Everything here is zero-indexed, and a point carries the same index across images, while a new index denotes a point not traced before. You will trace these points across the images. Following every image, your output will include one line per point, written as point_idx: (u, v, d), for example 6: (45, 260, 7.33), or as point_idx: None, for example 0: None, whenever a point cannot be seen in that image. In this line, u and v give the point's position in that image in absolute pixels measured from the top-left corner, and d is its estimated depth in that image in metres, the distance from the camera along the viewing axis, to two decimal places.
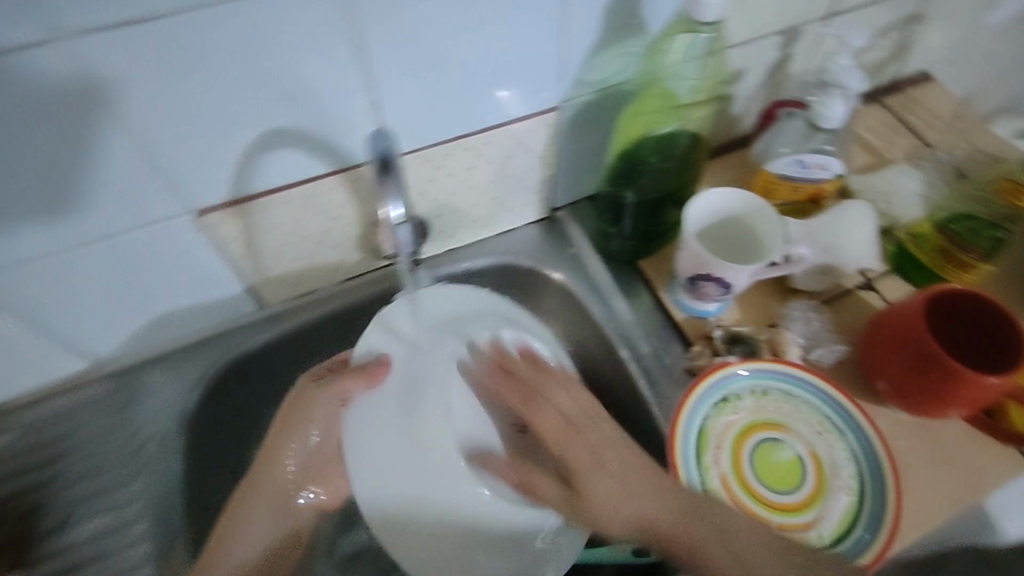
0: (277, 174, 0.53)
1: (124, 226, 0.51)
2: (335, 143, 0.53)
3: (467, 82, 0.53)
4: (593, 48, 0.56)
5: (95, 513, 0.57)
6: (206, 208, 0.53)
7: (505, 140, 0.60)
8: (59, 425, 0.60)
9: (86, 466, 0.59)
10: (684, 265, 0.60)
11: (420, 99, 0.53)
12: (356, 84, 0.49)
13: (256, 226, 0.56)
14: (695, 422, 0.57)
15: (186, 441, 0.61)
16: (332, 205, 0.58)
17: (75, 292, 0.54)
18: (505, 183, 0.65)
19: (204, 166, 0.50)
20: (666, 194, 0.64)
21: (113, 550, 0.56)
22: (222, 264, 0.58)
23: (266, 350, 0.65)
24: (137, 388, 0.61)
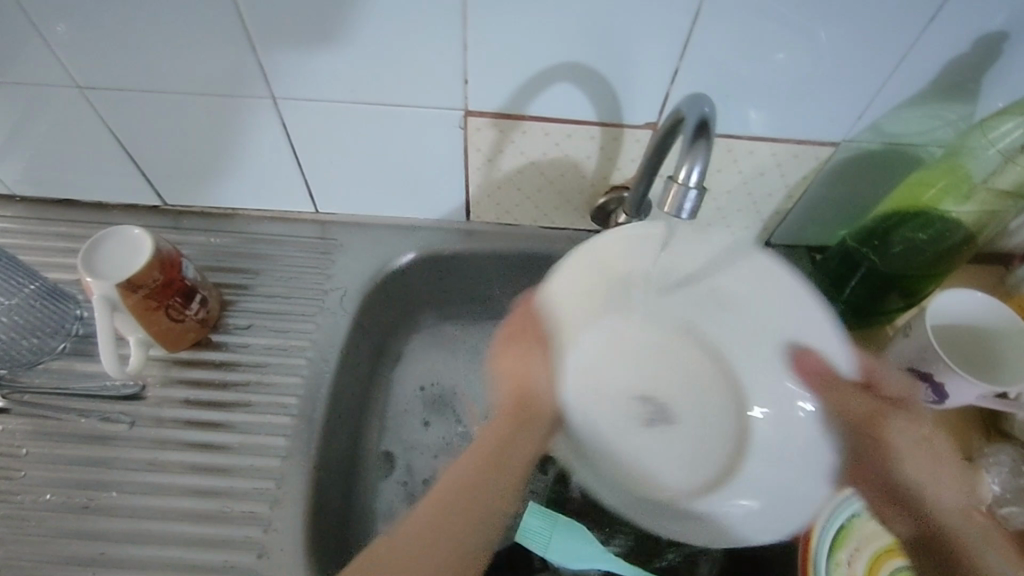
0: (550, 106, 0.54)
1: (403, 101, 0.55)
2: (613, 97, 0.53)
3: (763, 87, 0.52)
4: (905, 102, 0.52)
5: (271, 330, 0.63)
6: (476, 111, 0.55)
7: (767, 156, 0.58)
8: (275, 246, 0.68)
9: (279, 289, 0.66)
10: (896, 353, 0.55)
11: (711, 85, 0.52)
12: (663, 51, 0.49)
13: (505, 145, 0.58)
14: None
15: (362, 304, 0.66)
16: (578, 153, 0.58)
17: (335, 141, 0.59)
18: (741, 199, 0.63)
19: (493, 75, 0.52)
20: (912, 275, 0.58)
21: (276, 366, 0.61)
22: (458, 167, 0.61)
23: (455, 260, 0.68)
24: (341, 243, 0.68)
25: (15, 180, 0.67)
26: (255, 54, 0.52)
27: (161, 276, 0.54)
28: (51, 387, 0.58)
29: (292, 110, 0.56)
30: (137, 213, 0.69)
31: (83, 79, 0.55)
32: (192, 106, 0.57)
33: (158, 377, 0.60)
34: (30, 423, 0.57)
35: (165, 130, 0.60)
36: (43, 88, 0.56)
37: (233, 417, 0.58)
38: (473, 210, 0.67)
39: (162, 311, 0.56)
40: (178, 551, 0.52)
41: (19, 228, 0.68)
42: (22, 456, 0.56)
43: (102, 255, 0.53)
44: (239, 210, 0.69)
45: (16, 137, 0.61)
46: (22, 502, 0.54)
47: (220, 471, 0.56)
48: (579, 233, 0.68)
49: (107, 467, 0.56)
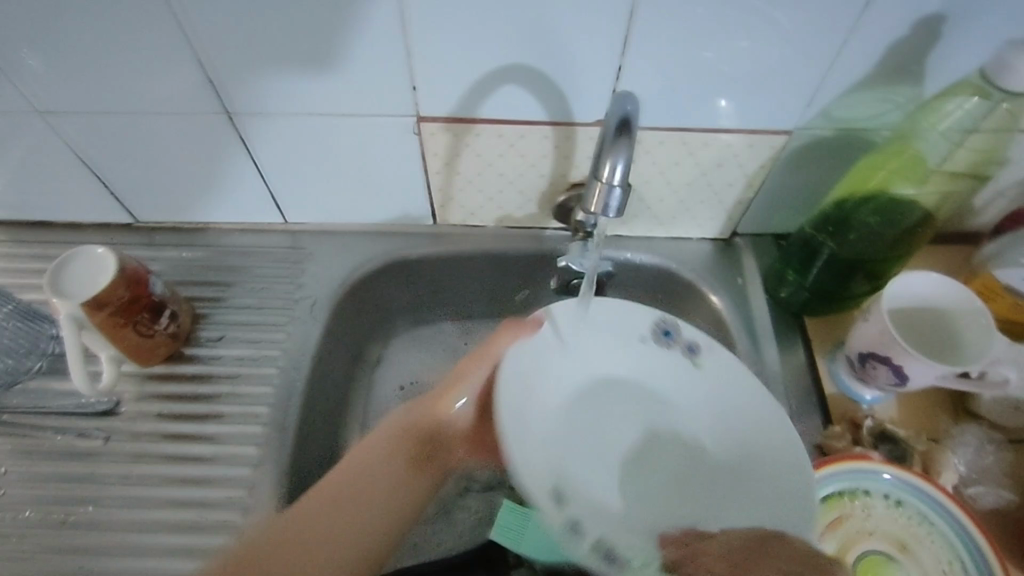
0: (500, 108, 0.55)
1: (356, 109, 0.55)
2: (563, 96, 0.53)
3: (710, 79, 0.52)
4: (854, 86, 0.52)
5: (243, 341, 0.64)
6: (428, 117, 0.56)
7: (722, 147, 0.58)
8: (246, 258, 0.69)
9: (249, 300, 0.67)
10: (858, 338, 0.55)
11: (658, 80, 0.52)
12: (606, 47, 0.49)
13: (460, 149, 0.59)
14: None
15: (332, 312, 0.66)
16: (534, 153, 0.59)
17: (294, 153, 0.60)
18: (701, 190, 0.63)
19: (441, 80, 0.52)
20: (868, 262, 0.58)
21: (247, 376, 0.62)
22: (418, 173, 0.62)
23: (423, 264, 0.69)
24: (310, 252, 0.69)
25: None
26: (206, 71, 0.53)
27: (126, 294, 0.55)
28: (28, 406, 0.59)
29: (248, 124, 0.57)
30: (110, 231, 0.70)
31: (42, 103, 0.56)
32: (151, 125, 0.58)
33: (133, 392, 0.61)
34: (9, 442, 0.58)
35: (128, 150, 0.61)
36: (4, 114, 0.57)
37: (206, 428, 0.59)
38: (438, 213, 0.67)
39: (130, 327, 0.57)
40: (153, 562, 0.53)
41: None
42: (2, 475, 0.57)
43: (69, 275, 0.54)
44: (209, 223, 0.70)
45: None
46: (3, 520, 0.55)
47: (194, 482, 0.57)
48: (545, 231, 0.69)
49: (85, 482, 0.57)
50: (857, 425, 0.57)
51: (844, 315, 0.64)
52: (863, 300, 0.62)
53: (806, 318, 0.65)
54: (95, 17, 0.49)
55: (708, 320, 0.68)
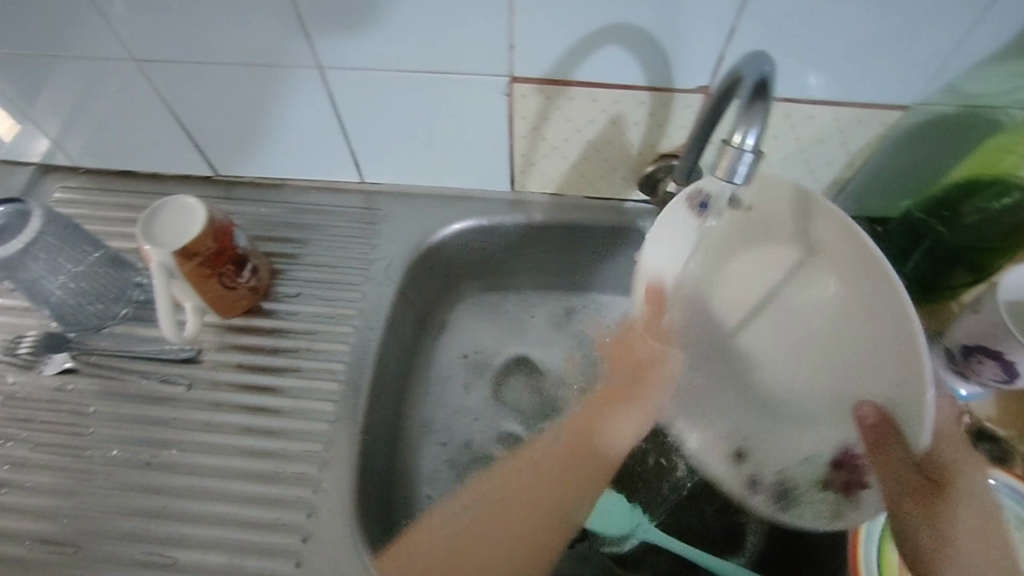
0: (598, 70, 0.53)
1: (450, 67, 0.54)
2: (665, 60, 0.51)
3: (826, 46, 0.49)
4: (984, 60, 0.48)
5: (319, 299, 0.64)
6: (522, 78, 0.54)
7: (827, 121, 0.55)
8: (322, 216, 0.69)
9: (325, 259, 0.67)
10: (963, 330, 0.52)
11: (770, 46, 0.49)
12: (717, 9, 0.47)
13: (550, 112, 0.57)
14: None
15: (407, 274, 0.66)
16: (626, 120, 0.57)
17: (380, 109, 0.59)
18: (798, 167, 0.60)
19: (541, 36, 0.50)
20: (978, 252, 0.54)
21: (323, 333, 0.62)
22: (503, 136, 0.60)
23: (499, 231, 0.68)
24: (386, 214, 0.69)
25: (79, 152, 0.69)
26: (303, 24, 0.52)
27: (214, 244, 0.55)
28: (115, 350, 0.61)
29: (338, 79, 0.56)
30: (191, 184, 0.71)
31: (138, 51, 0.56)
32: (244, 78, 0.58)
33: (213, 343, 0.62)
34: (98, 383, 0.60)
35: (217, 101, 0.61)
36: (102, 60, 0.58)
37: (283, 381, 0.60)
38: (517, 179, 0.66)
39: (215, 278, 0.57)
40: (234, 507, 0.54)
41: (83, 198, 0.71)
42: (91, 414, 0.59)
43: (159, 223, 0.54)
44: (288, 180, 0.70)
45: (80, 109, 0.63)
46: (91, 457, 0.57)
47: (271, 433, 0.58)
48: (624, 202, 0.67)
49: (166, 426, 0.58)
50: None
51: (939, 305, 0.61)
52: (963, 292, 0.59)
53: None
54: None
55: None
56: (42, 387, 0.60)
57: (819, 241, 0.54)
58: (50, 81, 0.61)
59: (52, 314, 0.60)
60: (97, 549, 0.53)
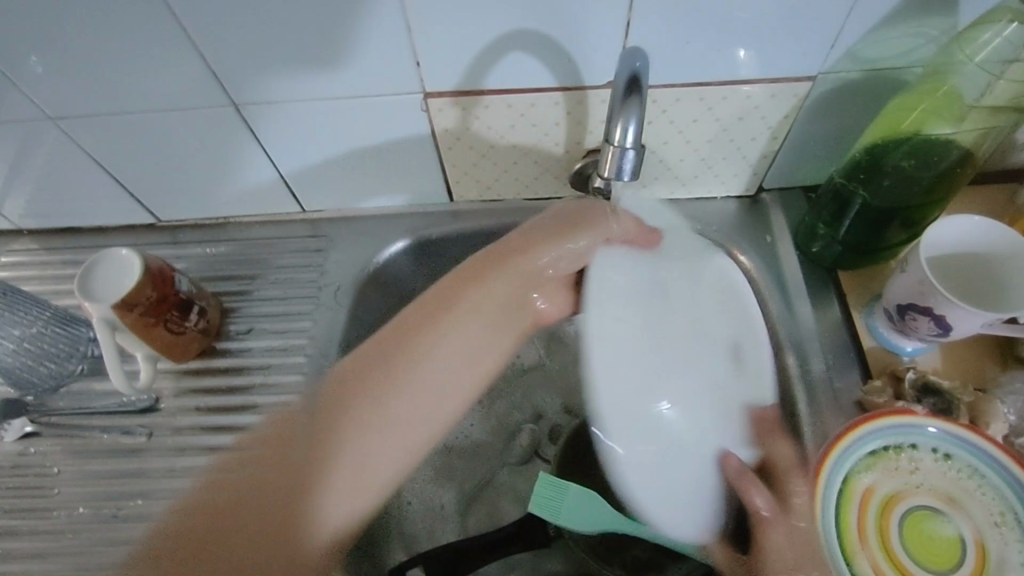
0: (508, 77, 0.53)
1: (363, 91, 0.54)
2: (572, 60, 0.52)
3: (725, 28, 0.49)
4: (880, 23, 0.49)
5: (271, 332, 0.65)
6: (435, 93, 0.54)
7: (741, 100, 0.55)
8: (268, 250, 0.70)
9: (274, 292, 0.67)
10: (896, 289, 0.53)
11: (672, 34, 0.50)
12: (611, 5, 0.47)
13: (470, 122, 0.57)
14: (858, 452, 0.51)
15: (357, 296, 0.67)
16: (546, 121, 0.57)
17: (303, 139, 0.60)
18: (723, 147, 0.60)
19: (444, 51, 0.51)
20: (904, 210, 0.55)
21: (279, 366, 0.63)
22: (430, 151, 0.61)
23: (444, 243, 0.69)
24: (331, 239, 0.69)
25: (20, 214, 0.70)
26: (209, 65, 0.52)
27: (153, 293, 0.56)
28: (74, 408, 0.61)
29: (255, 115, 0.57)
30: (136, 233, 0.72)
31: (56, 110, 0.57)
32: (163, 125, 0.58)
33: (171, 389, 0.63)
34: (60, 443, 0.60)
35: (142, 150, 0.61)
36: (22, 124, 0.58)
37: (244, 419, 0.61)
38: (453, 190, 0.66)
39: (161, 326, 0.58)
40: None
41: (30, 260, 0.71)
42: (56, 474, 0.59)
43: (96, 279, 0.55)
44: (230, 217, 0.71)
45: (10, 174, 0.64)
46: (59, 517, 0.57)
47: None
48: (563, 200, 0.67)
49: (131, 477, 0.59)
50: (898, 378, 0.55)
51: (880, 265, 0.62)
52: (899, 250, 0.60)
53: (840, 272, 0.62)
54: (94, 19, 0.49)
55: None
56: (6, 453, 0.60)
57: (601, 325, 0.54)
58: None
59: (7, 378, 0.61)
60: None
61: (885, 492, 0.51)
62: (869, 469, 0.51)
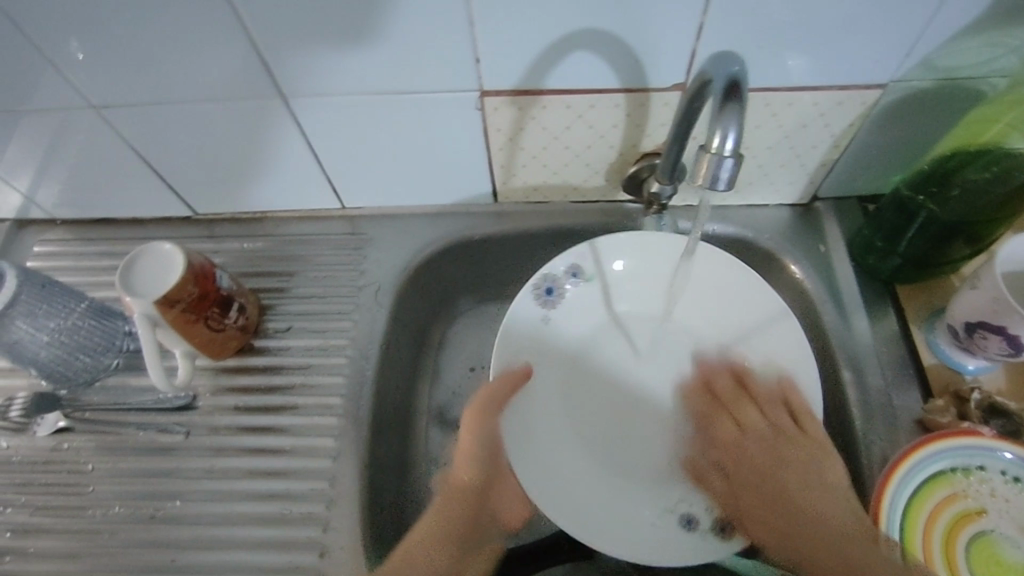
0: (568, 77, 0.51)
1: (417, 87, 0.53)
2: (637, 61, 0.50)
3: (800, 34, 0.47)
4: (963, 32, 0.47)
5: (311, 332, 0.63)
6: (492, 92, 0.53)
7: (807, 106, 0.53)
8: (306, 247, 0.68)
9: (313, 289, 0.66)
10: (964, 307, 0.52)
11: (745, 37, 0.48)
12: (685, 6, 0.46)
13: (526, 122, 0.56)
14: (926, 469, 0.50)
15: (397, 297, 0.65)
16: (603, 123, 0.55)
17: (351, 135, 0.58)
18: (782, 154, 0.59)
19: (506, 49, 0.49)
20: (972, 227, 0.54)
21: (318, 367, 0.61)
22: (479, 151, 0.59)
23: (487, 243, 0.67)
24: (371, 237, 0.68)
25: (54, 204, 0.68)
26: (261, 56, 0.51)
27: (195, 289, 0.54)
28: (108, 404, 0.60)
29: (303, 111, 0.55)
30: (171, 225, 0.70)
31: (98, 99, 0.55)
32: (206, 116, 0.56)
33: (208, 386, 0.61)
34: (94, 439, 0.59)
35: (184, 141, 0.59)
36: (63, 112, 0.56)
37: (282, 419, 0.59)
38: (499, 190, 0.65)
39: (201, 323, 0.56)
40: (243, 554, 0.53)
41: (63, 249, 0.70)
42: (89, 471, 0.58)
43: (137, 273, 0.53)
44: (268, 212, 0.69)
45: (47, 161, 0.62)
46: (94, 515, 0.56)
47: (273, 474, 0.57)
48: (611, 203, 0.66)
49: (167, 476, 0.57)
50: (962, 398, 0.53)
51: (939, 280, 0.60)
52: (962, 266, 0.58)
53: (897, 286, 0.61)
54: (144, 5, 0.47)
55: (789, 293, 0.64)
56: (40, 447, 0.59)
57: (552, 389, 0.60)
58: (12, 136, 0.59)
59: (40, 373, 0.59)
60: None
61: (959, 508, 0.50)
62: (931, 494, 0.50)
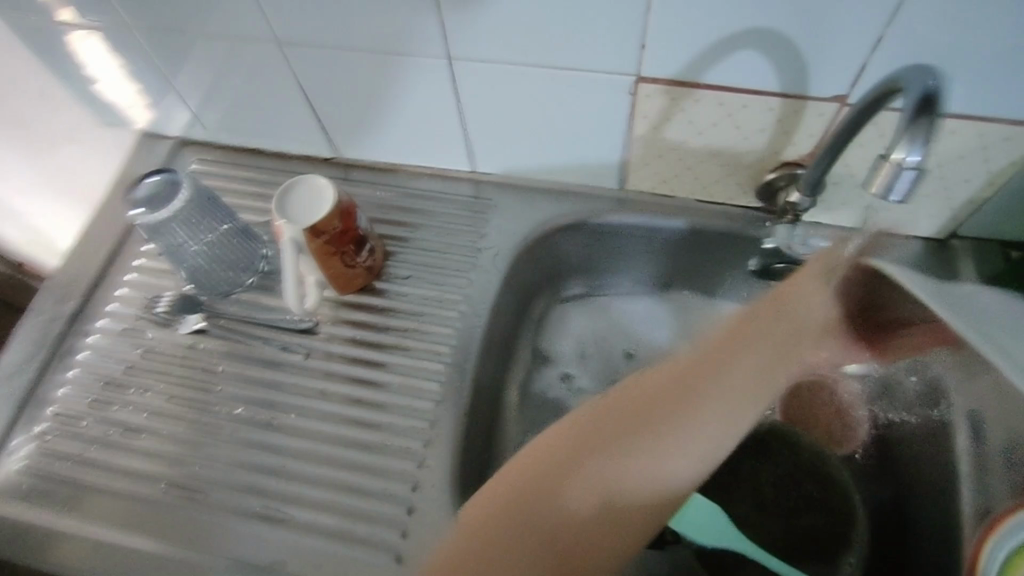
0: (728, 74, 0.52)
1: (577, 64, 0.55)
2: (804, 66, 0.50)
3: (983, 61, 0.46)
4: None
5: (428, 282, 0.67)
6: (650, 78, 0.54)
7: (973, 138, 0.52)
8: (432, 202, 0.72)
9: (434, 244, 0.69)
10: None
11: (925, 56, 0.47)
12: (867, 17, 0.45)
13: (673, 113, 0.57)
14: None
15: (512, 264, 0.68)
16: (752, 125, 0.56)
17: (503, 100, 0.60)
18: (931, 184, 0.57)
19: (675, 37, 0.50)
20: None
21: (430, 316, 0.65)
22: (620, 135, 0.61)
23: (605, 228, 0.68)
24: (495, 204, 0.70)
25: (217, 129, 0.75)
26: (440, 14, 0.53)
27: (340, 224, 0.59)
28: (241, 316, 0.66)
29: (464, 71, 0.58)
30: (314, 164, 0.75)
31: (283, 37, 0.60)
32: (374, 65, 0.60)
33: (328, 316, 0.66)
34: (225, 345, 0.65)
35: (347, 86, 0.64)
36: (250, 45, 0.62)
37: (391, 358, 0.63)
38: (628, 177, 0.66)
39: (338, 256, 0.61)
40: (343, 473, 0.58)
41: (217, 171, 0.76)
42: (217, 372, 0.64)
43: (292, 201, 0.58)
44: (403, 164, 0.73)
45: (223, 88, 0.68)
46: (217, 412, 0.62)
47: (378, 406, 0.61)
48: (736, 208, 0.65)
49: (283, 390, 0.62)
50: None
51: None
52: None
53: None
54: None
55: None
56: (178, 343, 0.65)
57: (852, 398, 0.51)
58: (199, 61, 0.65)
59: (189, 277, 0.65)
60: (218, 496, 0.57)
61: None
62: None
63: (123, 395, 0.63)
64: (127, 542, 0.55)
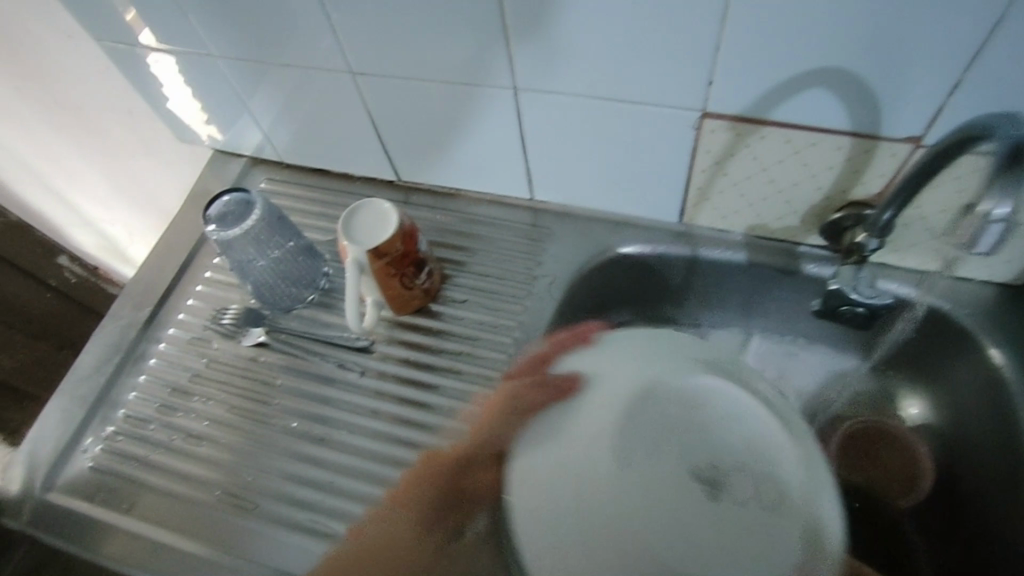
0: (796, 112, 0.52)
1: (641, 98, 0.55)
2: (877, 106, 0.49)
3: None
4: None
5: (483, 307, 0.68)
6: (715, 113, 0.54)
7: None
8: (489, 228, 0.73)
9: (489, 269, 0.70)
10: None
11: (1009, 98, 0.45)
12: (947, 59, 0.44)
13: (737, 149, 0.56)
14: None
15: (566, 292, 0.68)
16: (818, 163, 0.55)
17: (562, 132, 0.61)
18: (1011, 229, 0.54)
19: (742, 74, 0.50)
20: None
21: (483, 340, 0.66)
22: (682, 168, 0.60)
23: (660, 260, 0.68)
24: (551, 231, 0.71)
25: (286, 150, 0.78)
26: (506, 47, 0.55)
27: (401, 247, 0.60)
28: (301, 331, 0.68)
29: (527, 102, 0.59)
30: (376, 186, 0.78)
31: (356, 66, 0.62)
32: (440, 94, 0.62)
33: (383, 335, 0.67)
34: (284, 360, 0.67)
35: (412, 113, 0.66)
36: (324, 73, 0.65)
37: (443, 380, 0.64)
38: (687, 211, 0.65)
39: (398, 278, 0.62)
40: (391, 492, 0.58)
41: (284, 190, 0.80)
42: (276, 386, 0.66)
43: (357, 223, 0.60)
44: (462, 190, 0.74)
45: (295, 112, 0.71)
46: (273, 424, 0.63)
47: (428, 428, 0.61)
48: (798, 245, 0.64)
49: (337, 406, 0.64)
50: None
51: None
52: None
53: None
54: None
55: (978, 376, 0.58)
56: (240, 355, 0.68)
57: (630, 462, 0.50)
58: (275, 86, 0.69)
59: (254, 292, 0.68)
60: (270, 507, 0.59)
61: None
62: None
63: (187, 402, 0.65)
64: (181, 545, 0.57)
